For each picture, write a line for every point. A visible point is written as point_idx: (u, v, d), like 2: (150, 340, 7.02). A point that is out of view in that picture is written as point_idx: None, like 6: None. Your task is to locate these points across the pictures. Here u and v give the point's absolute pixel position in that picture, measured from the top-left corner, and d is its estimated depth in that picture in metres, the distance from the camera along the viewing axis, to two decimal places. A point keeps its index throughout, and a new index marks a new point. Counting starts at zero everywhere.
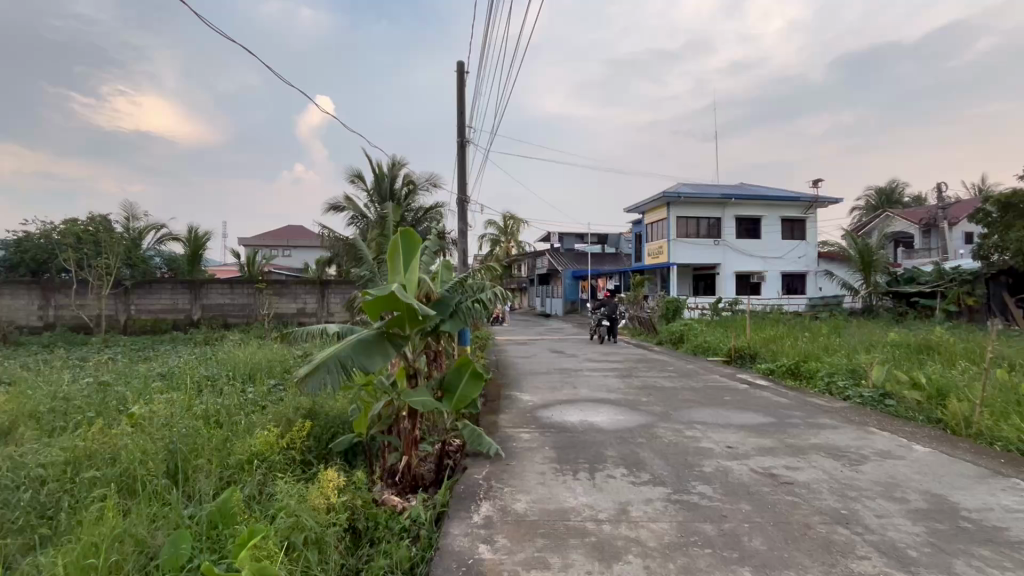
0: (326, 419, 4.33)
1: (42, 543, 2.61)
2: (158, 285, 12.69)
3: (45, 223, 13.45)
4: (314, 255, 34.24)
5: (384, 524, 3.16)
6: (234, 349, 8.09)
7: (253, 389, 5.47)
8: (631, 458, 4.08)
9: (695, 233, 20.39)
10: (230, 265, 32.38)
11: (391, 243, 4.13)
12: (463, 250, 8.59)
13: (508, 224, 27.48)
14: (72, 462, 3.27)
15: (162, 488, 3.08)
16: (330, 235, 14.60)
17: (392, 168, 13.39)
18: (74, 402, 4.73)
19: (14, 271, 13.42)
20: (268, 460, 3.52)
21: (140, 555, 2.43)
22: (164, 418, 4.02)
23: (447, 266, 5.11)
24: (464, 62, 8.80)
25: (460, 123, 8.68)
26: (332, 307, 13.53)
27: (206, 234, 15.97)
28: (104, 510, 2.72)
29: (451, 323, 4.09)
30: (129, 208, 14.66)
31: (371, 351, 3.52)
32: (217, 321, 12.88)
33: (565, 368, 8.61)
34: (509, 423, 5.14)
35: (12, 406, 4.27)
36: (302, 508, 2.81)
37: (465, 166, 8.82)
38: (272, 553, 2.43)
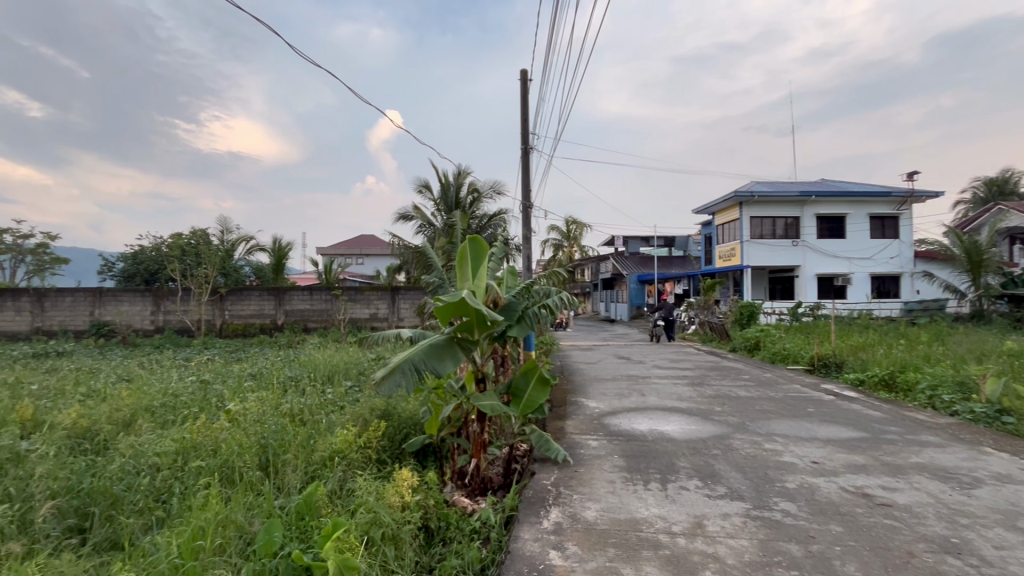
0: (400, 419, 4.50)
1: (158, 523, 2.92)
2: (248, 293, 13.77)
3: (156, 237, 15.12)
4: (385, 262, 35.84)
5: (456, 524, 3.24)
6: (315, 352, 8.63)
7: (333, 390, 5.81)
8: (706, 470, 3.92)
9: (771, 233, 19.23)
10: (310, 274, 34.65)
11: (460, 250, 4.23)
12: (527, 255, 8.65)
13: (571, 229, 27.32)
14: (181, 452, 3.62)
15: (257, 479, 3.35)
16: (399, 243, 15.23)
17: (458, 177, 13.75)
18: (181, 397, 5.27)
19: (130, 281, 15.12)
20: (347, 457, 3.71)
21: (239, 539, 2.65)
22: (255, 415, 4.38)
23: (513, 272, 5.17)
24: (527, 70, 8.90)
25: (523, 130, 8.76)
26: (403, 312, 14.08)
27: (289, 245, 17.18)
28: (208, 497, 3.00)
29: (518, 328, 4.12)
30: (223, 222, 16.11)
31: (442, 356, 3.62)
32: (299, 326, 13.80)
33: (632, 375, 8.42)
34: (576, 429, 5.10)
35: (133, 401, 4.83)
36: (379, 505, 2.94)
37: (529, 172, 8.89)
38: (353, 546, 2.56)
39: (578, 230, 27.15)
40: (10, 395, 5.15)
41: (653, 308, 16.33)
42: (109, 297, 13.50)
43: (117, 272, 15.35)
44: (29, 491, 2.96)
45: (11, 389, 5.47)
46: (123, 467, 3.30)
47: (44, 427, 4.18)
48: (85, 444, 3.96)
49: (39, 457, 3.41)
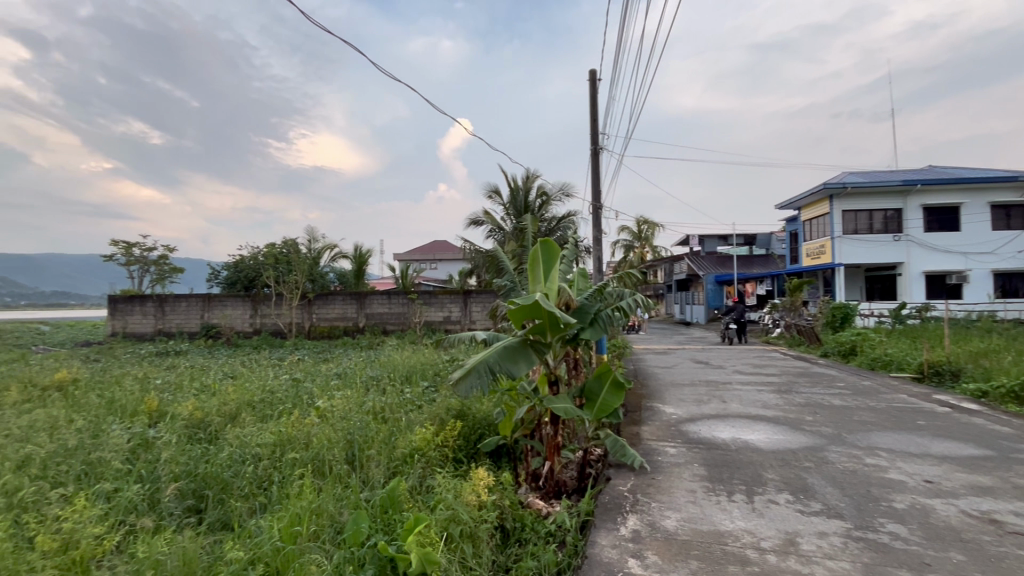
0: (474, 419, 4.59)
1: (260, 508, 3.19)
2: (332, 297, 14.72)
3: (254, 247, 16.61)
4: (457, 267, 36.90)
5: (531, 526, 3.25)
6: (394, 353, 9.05)
7: (411, 390, 6.07)
8: (797, 484, 3.64)
9: (868, 228, 17.55)
10: (388, 279, 36.44)
11: (531, 253, 4.25)
12: (598, 257, 8.52)
13: (642, 229, 26.62)
14: (278, 444, 3.93)
15: (344, 472, 3.57)
16: (471, 247, 15.61)
17: (527, 181, 13.86)
18: (277, 394, 5.75)
19: (233, 287, 16.70)
20: (426, 455, 3.84)
21: (330, 526, 2.83)
22: (342, 412, 4.67)
23: (584, 274, 5.15)
24: (596, 69, 8.80)
25: (592, 130, 8.66)
26: (474, 315, 14.40)
27: (368, 252, 18.17)
28: (302, 487, 3.24)
29: (591, 331, 4.08)
30: (311, 232, 17.35)
31: (516, 358, 3.65)
32: (378, 329, 14.55)
33: (712, 380, 8.01)
34: (652, 435, 4.94)
35: (237, 396, 5.33)
36: (458, 502, 3.01)
37: (599, 173, 8.77)
38: (434, 541, 2.65)
39: (651, 230, 26.37)
40: (140, 389, 5.88)
41: (731, 312, 15.38)
42: (216, 303, 15.00)
43: (222, 279, 17.03)
44: (158, 474, 3.37)
45: (140, 382, 6.24)
46: (231, 456, 3.65)
47: (167, 417, 4.72)
48: (200, 433, 4.43)
49: (163, 444, 3.87)
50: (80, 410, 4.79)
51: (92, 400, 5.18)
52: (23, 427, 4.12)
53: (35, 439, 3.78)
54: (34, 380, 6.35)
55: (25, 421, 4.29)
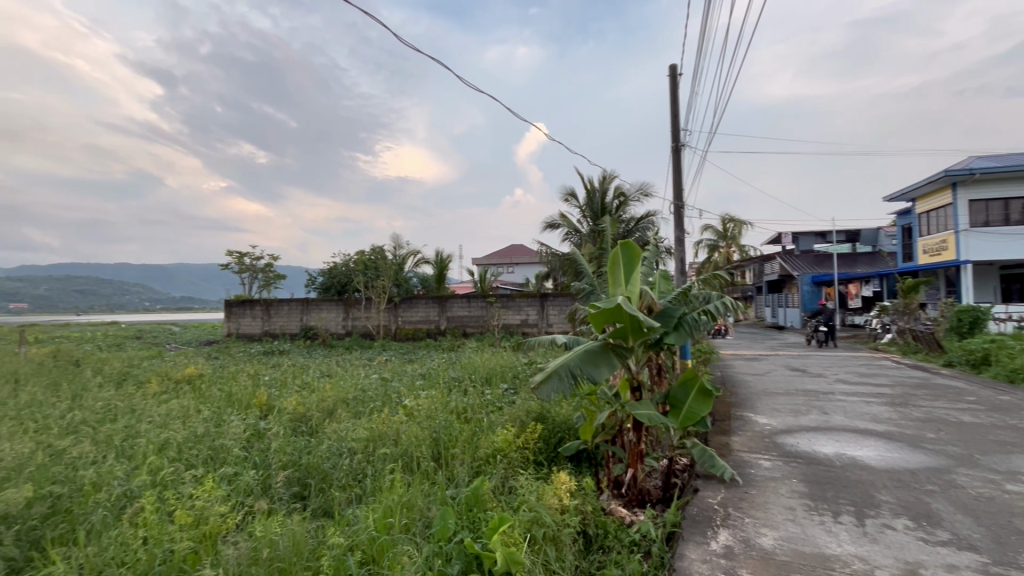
0: (554, 423, 4.59)
1: (356, 498, 3.42)
2: (416, 301, 15.41)
3: (346, 254, 17.85)
4: (534, 270, 37.12)
5: (614, 534, 3.19)
6: (474, 355, 9.29)
7: (491, 392, 6.20)
8: (919, 509, 3.25)
9: (1002, 219, 15.29)
10: (467, 283, 37.64)
11: (611, 256, 4.18)
12: (681, 258, 8.18)
13: (728, 227, 25.17)
14: (371, 440, 4.18)
15: (431, 469, 3.72)
16: (547, 251, 15.65)
17: (604, 182, 13.64)
18: (369, 392, 6.13)
19: (328, 292, 18.06)
20: (508, 456, 3.89)
21: (418, 520, 2.97)
22: (428, 411, 4.90)
23: (666, 277, 4.99)
24: (677, 64, 8.48)
25: (673, 127, 8.36)
26: (552, 318, 14.37)
27: (449, 257, 18.83)
28: (393, 481, 3.43)
29: (675, 336, 3.93)
30: (396, 239, 18.31)
31: (598, 362, 3.61)
32: (458, 331, 15.02)
33: (811, 390, 7.37)
34: (743, 446, 4.65)
35: (334, 393, 5.76)
36: (540, 504, 3.03)
37: (680, 170, 8.43)
38: (518, 542, 2.68)
39: (737, 228, 24.84)
40: (253, 384, 6.54)
41: (819, 317, 14.71)
42: (314, 306, 16.28)
43: (318, 285, 18.47)
44: (270, 462, 3.73)
45: (253, 378, 6.93)
46: (330, 449, 3.95)
47: (275, 411, 5.22)
48: (302, 426, 4.85)
49: (273, 435, 4.28)
50: (206, 402, 5.44)
51: (215, 393, 5.85)
52: (162, 414, 4.75)
53: (172, 426, 4.35)
54: (169, 374, 7.28)
55: (164, 409, 4.94)
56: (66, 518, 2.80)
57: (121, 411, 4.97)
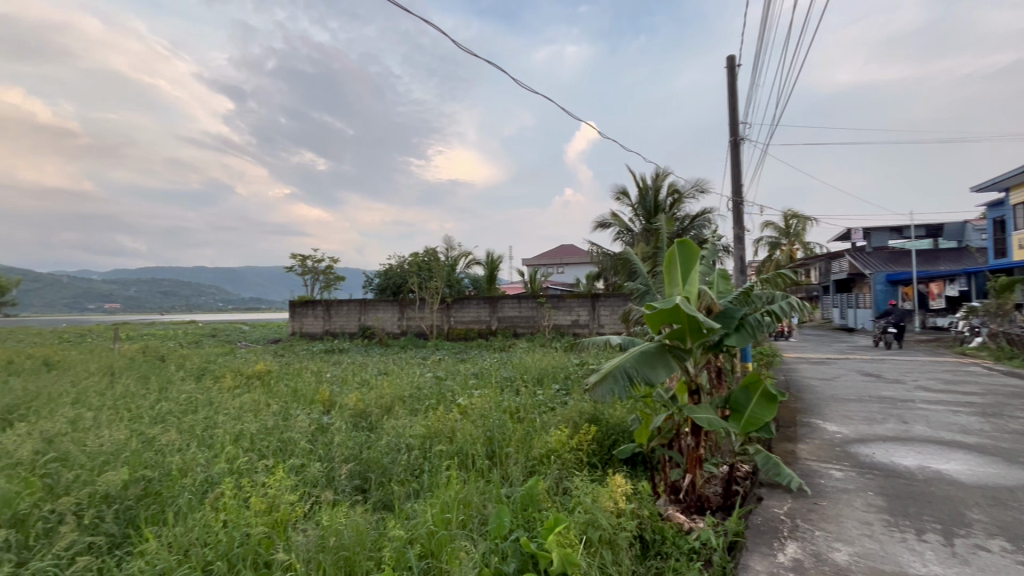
0: (608, 425, 4.53)
1: (415, 493, 3.53)
2: (468, 301, 15.64)
3: (401, 256, 18.40)
4: (584, 270, 36.74)
5: (672, 540, 3.10)
6: (525, 356, 9.31)
7: (543, 392, 6.20)
8: (1017, 530, 2.96)
9: None
10: (517, 284, 37.80)
11: (667, 254, 4.07)
12: (740, 257, 7.84)
13: (791, 224, 23.85)
14: (427, 437, 4.30)
15: (486, 467, 3.78)
16: (598, 251, 15.45)
17: (657, 180, 13.30)
18: (424, 390, 6.30)
19: (383, 293, 18.69)
20: (562, 457, 3.88)
21: (474, 517, 3.02)
22: (481, 409, 4.97)
23: (725, 276, 4.81)
24: (735, 54, 8.15)
25: (731, 120, 8.03)
26: (603, 319, 14.14)
27: (499, 258, 19.01)
28: (449, 478, 3.50)
29: (737, 337, 3.77)
30: (448, 241, 18.66)
31: (654, 364, 3.52)
32: (509, 331, 15.12)
33: (887, 396, 6.85)
34: (812, 455, 4.40)
35: (391, 391, 5.96)
36: (596, 506, 2.99)
37: (739, 166, 8.08)
38: (574, 543, 2.67)
39: (801, 225, 23.51)
40: (316, 381, 6.87)
41: (889, 317, 13.96)
42: (371, 307, 16.90)
43: (374, 286, 19.16)
44: (333, 455, 3.91)
45: (316, 375, 7.28)
46: (389, 444, 4.10)
47: (337, 407, 5.46)
48: (363, 421, 5.05)
49: (336, 429, 4.49)
50: (275, 396, 5.78)
51: (282, 388, 6.20)
52: (237, 407, 5.09)
53: (245, 418, 4.66)
54: (242, 370, 7.79)
55: (239, 403, 5.30)
56: (157, 499, 3.06)
57: (201, 403, 5.37)
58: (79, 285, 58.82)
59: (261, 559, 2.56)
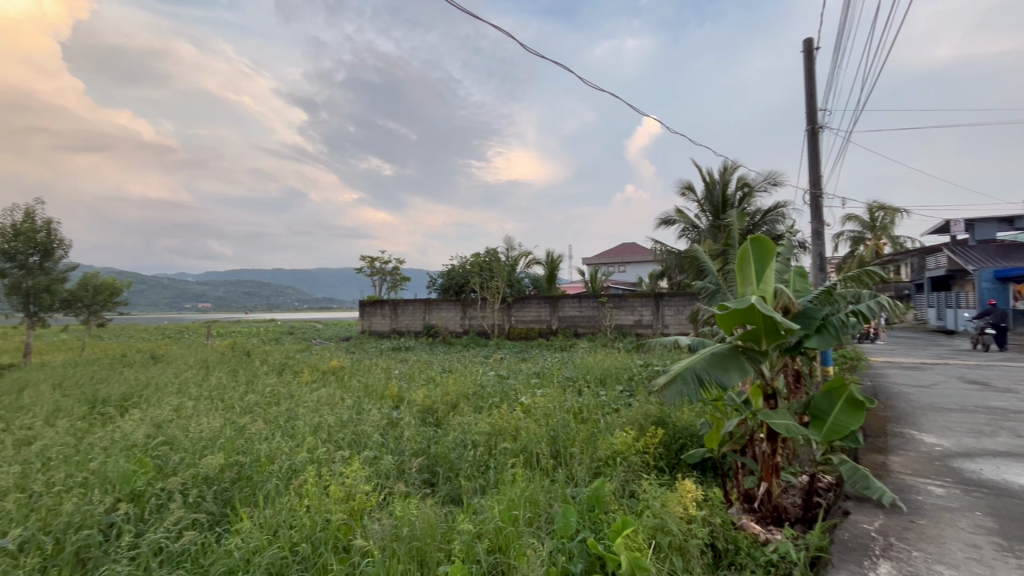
0: (675, 428, 4.39)
1: (481, 489, 3.60)
2: (528, 301, 15.72)
3: (463, 257, 18.80)
4: (646, 269, 35.76)
5: (747, 551, 2.96)
6: (587, 356, 9.21)
7: (607, 393, 6.11)
8: None
9: None
10: (578, 283, 37.50)
11: (740, 252, 3.89)
12: (819, 253, 7.32)
13: (877, 217, 21.96)
14: (492, 434, 4.37)
15: (551, 467, 3.79)
16: (662, 249, 15.00)
17: (724, 174, 12.70)
18: (487, 388, 6.40)
19: (446, 292, 19.19)
20: (628, 459, 3.80)
21: (541, 515, 3.04)
22: (545, 408, 4.99)
23: (803, 273, 4.52)
24: (812, 37, 7.63)
25: (808, 107, 7.52)
26: (667, 319, 13.68)
27: (559, 257, 18.93)
28: (515, 476, 3.54)
29: (818, 339, 3.54)
30: (508, 241, 18.83)
31: (727, 366, 3.36)
32: (570, 331, 15.02)
33: (997, 407, 6.14)
34: (906, 468, 4.03)
35: (456, 388, 6.12)
36: (665, 511, 2.91)
37: (817, 156, 7.56)
38: (642, 547, 2.62)
39: (889, 218, 21.56)
40: (385, 377, 7.17)
41: (985, 317, 12.77)
42: (434, 306, 17.40)
43: (438, 286, 19.72)
44: (403, 449, 4.08)
45: (385, 371, 7.62)
46: (455, 440, 4.21)
47: (405, 402, 5.69)
48: (430, 417, 5.23)
49: (405, 424, 4.68)
50: (348, 391, 6.11)
51: (355, 384, 6.53)
52: (314, 401, 5.41)
53: (323, 411, 4.95)
54: (318, 366, 8.28)
55: (316, 396, 5.64)
56: (248, 483, 3.32)
57: (283, 395, 5.78)
58: (178, 287, 65.02)
59: (341, 543, 2.72)
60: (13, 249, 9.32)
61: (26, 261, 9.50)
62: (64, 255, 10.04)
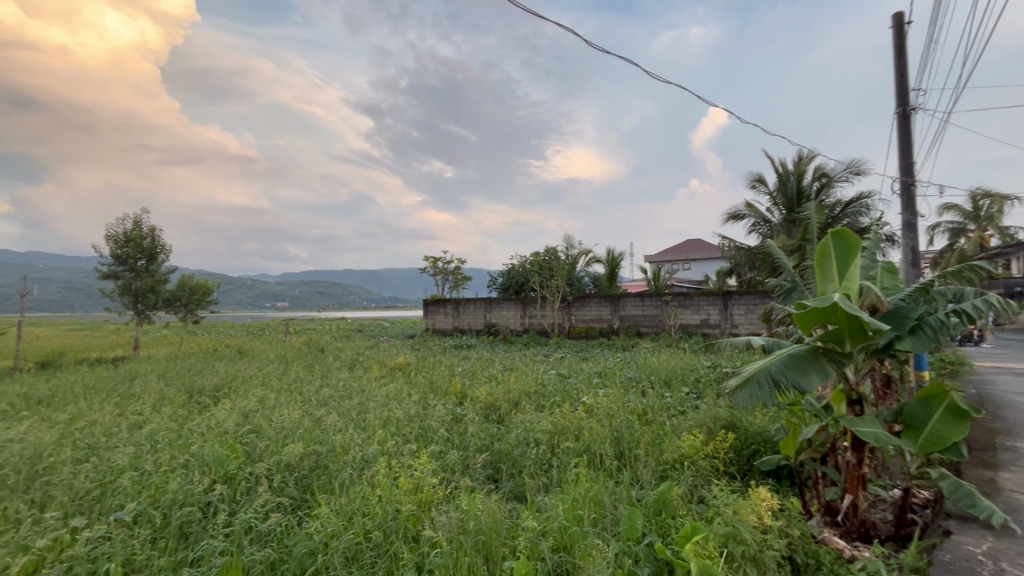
0: (747, 433, 4.18)
1: (545, 487, 3.61)
2: (589, 300, 15.54)
3: (522, 256, 18.91)
4: (713, 266, 34.22)
5: (831, 567, 2.76)
6: (650, 356, 8.97)
7: (672, 395, 5.91)
8: None
9: None
10: (640, 281, 36.61)
11: (819, 247, 3.64)
12: (911, 248, 6.69)
13: (981, 205, 19.72)
14: (555, 433, 4.36)
15: (615, 468, 3.73)
16: (730, 245, 14.32)
17: (800, 164, 11.90)
18: (548, 387, 6.40)
19: (506, 291, 19.38)
20: (696, 463, 3.66)
21: (606, 516, 3.00)
22: (608, 408, 4.92)
23: (892, 269, 4.16)
24: (902, 11, 6.99)
25: (898, 88, 6.89)
26: (737, 318, 12.98)
27: (620, 255, 18.55)
28: (579, 475, 3.51)
29: (912, 341, 3.25)
30: (568, 240, 18.71)
31: (806, 368, 3.15)
32: (632, 330, 14.68)
33: None
34: (1020, 486, 3.61)
35: (518, 386, 6.17)
36: (739, 520, 2.78)
37: (909, 141, 6.91)
38: (714, 556, 2.51)
39: (996, 206, 19.27)
40: (449, 374, 7.35)
41: None
42: (495, 305, 17.64)
43: (498, 285, 19.97)
44: (468, 445, 4.17)
45: (448, 368, 7.82)
46: (518, 438, 4.24)
47: (468, 399, 5.81)
48: (492, 414, 5.31)
49: (469, 420, 4.78)
50: (414, 387, 6.33)
51: (421, 380, 6.75)
52: (383, 396, 5.66)
53: (391, 405, 5.17)
54: (386, 362, 8.63)
55: (385, 391, 5.90)
56: (324, 472, 3.52)
57: (355, 390, 6.09)
58: (260, 287, 70.23)
59: (411, 533, 2.83)
60: (125, 253, 10.51)
61: (135, 265, 10.68)
62: (166, 258, 11.14)
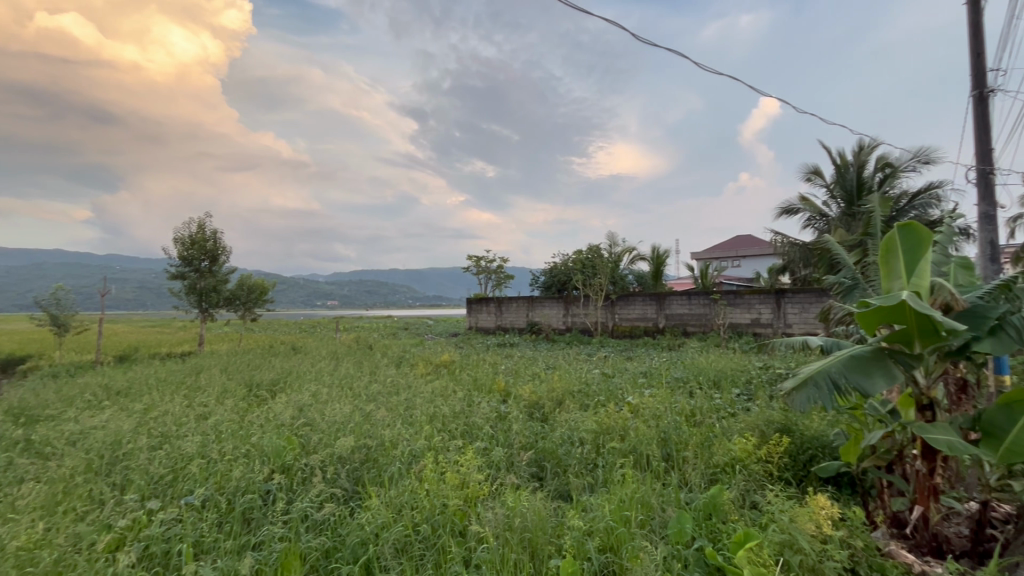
0: (803, 437, 3.99)
1: (590, 487, 3.58)
2: (633, 298, 15.27)
3: (565, 254, 18.80)
4: (765, 263, 32.79)
5: None
6: (698, 356, 8.70)
7: (722, 396, 5.72)
8: None
9: None
10: (687, 279, 35.63)
11: (884, 242, 3.42)
12: (989, 242, 6.18)
13: None
14: (600, 432, 4.32)
15: (663, 470, 3.65)
16: (783, 241, 13.69)
17: (860, 154, 11.22)
18: (593, 386, 6.34)
19: (549, 290, 19.34)
20: (748, 467, 3.53)
21: (652, 518, 2.94)
22: (654, 409, 4.82)
23: (966, 264, 3.86)
24: None
25: (972, 69, 6.38)
26: (791, 318, 12.39)
27: (666, 252, 18.10)
28: (625, 476, 3.47)
29: (992, 343, 2.99)
30: (612, 238, 18.45)
31: (870, 371, 2.96)
32: (679, 330, 14.31)
33: None
34: None
35: (562, 385, 6.14)
36: (796, 528, 2.66)
37: (985, 126, 6.38)
38: (769, 564, 2.42)
39: None
40: (493, 372, 7.41)
41: None
42: (537, 303, 17.64)
43: (541, 284, 19.96)
44: (512, 442, 4.19)
45: (492, 366, 7.89)
46: (563, 437, 4.23)
47: (512, 396, 5.85)
48: (537, 412, 5.32)
49: (514, 417, 4.81)
50: (459, 384, 6.43)
51: (465, 377, 6.84)
52: (430, 392, 5.78)
53: (437, 402, 5.26)
54: (431, 359, 8.81)
55: (430, 388, 6.02)
56: (374, 465, 3.64)
57: (402, 386, 6.25)
58: (311, 286, 73.24)
59: (458, 528, 2.87)
60: (190, 255, 11.20)
61: (199, 266, 11.37)
62: (227, 259, 11.81)
